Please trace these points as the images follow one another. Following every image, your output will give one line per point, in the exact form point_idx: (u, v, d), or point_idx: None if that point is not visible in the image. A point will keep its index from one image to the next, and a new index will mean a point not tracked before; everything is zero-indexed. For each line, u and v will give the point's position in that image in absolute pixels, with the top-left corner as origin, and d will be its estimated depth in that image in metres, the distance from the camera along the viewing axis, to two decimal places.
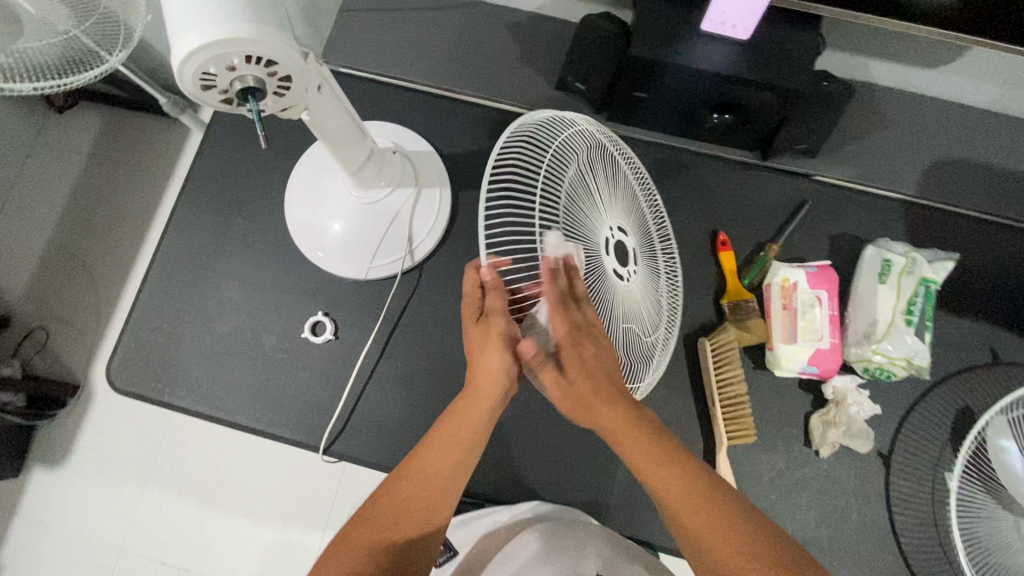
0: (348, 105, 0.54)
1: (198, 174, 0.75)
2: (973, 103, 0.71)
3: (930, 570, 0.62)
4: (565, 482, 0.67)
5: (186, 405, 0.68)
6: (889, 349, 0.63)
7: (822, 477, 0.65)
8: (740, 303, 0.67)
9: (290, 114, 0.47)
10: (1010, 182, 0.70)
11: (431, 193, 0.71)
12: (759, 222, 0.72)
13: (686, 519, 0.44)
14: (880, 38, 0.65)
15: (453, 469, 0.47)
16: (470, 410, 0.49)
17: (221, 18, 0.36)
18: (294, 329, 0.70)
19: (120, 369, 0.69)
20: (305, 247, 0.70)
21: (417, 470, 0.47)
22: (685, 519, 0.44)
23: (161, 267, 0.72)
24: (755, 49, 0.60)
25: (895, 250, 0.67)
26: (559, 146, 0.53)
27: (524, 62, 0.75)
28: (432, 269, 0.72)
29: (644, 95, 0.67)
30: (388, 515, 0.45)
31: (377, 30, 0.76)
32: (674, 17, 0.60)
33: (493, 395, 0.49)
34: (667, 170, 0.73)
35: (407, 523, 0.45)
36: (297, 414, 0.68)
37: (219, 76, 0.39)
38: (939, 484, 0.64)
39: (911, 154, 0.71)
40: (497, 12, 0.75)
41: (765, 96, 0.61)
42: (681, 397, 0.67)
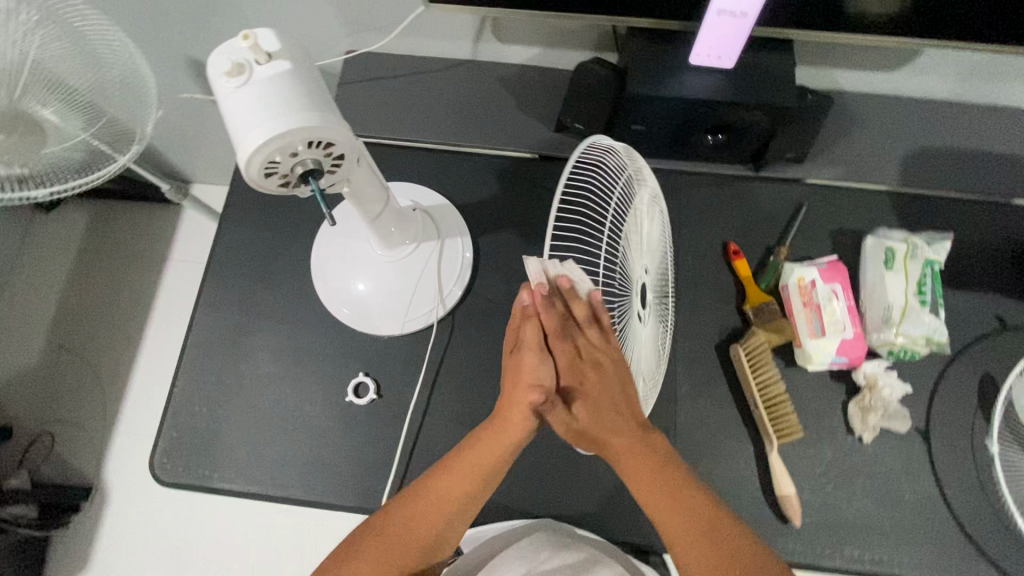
0: (377, 172, 0.57)
1: (220, 253, 0.76)
2: (934, 95, 0.78)
3: (988, 537, 0.64)
4: (626, 505, 0.68)
5: (235, 485, 0.67)
6: (909, 329, 0.67)
7: (870, 461, 0.67)
8: (762, 307, 0.70)
9: (334, 188, 0.50)
10: (982, 161, 0.76)
11: (454, 243, 0.74)
12: (764, 229, 0.76)
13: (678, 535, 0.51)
14: (844, 50, 0.72)
15: (464, 497, 0.55)
16: (494, 442, 0.56)
17: (288, 111, 0.39)
18: (337, 393, 0.71)
19: (166, 459, 0.69)
20: (340, 311, 0.71)
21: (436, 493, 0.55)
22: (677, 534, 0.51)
23: (193, 350, 0.73)
24: (741, 74, 0.65)
25: (894, 237, 0.72)
26: (619, 189, 0.59)
27: (522, 109, 0.79)
28: (464, 315, 0.74)
29: (643, 126, 0.71)
30: (398, 533, 0.53)
31: (378, 97, 0.80)
32: (663, 55, 0.66)
33: (517, 430, 0.56)
34: (670, 192, 0.78)
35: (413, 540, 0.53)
36: (350, 478, 0.68)
37: (283, 162, 0.42)
38: (979, 451, 0.67)
39: (888, 148, 0.77)
40: (490, 66, 0.80)
41: (755, 115, 0.66)
42: (724, 404, 0.69)
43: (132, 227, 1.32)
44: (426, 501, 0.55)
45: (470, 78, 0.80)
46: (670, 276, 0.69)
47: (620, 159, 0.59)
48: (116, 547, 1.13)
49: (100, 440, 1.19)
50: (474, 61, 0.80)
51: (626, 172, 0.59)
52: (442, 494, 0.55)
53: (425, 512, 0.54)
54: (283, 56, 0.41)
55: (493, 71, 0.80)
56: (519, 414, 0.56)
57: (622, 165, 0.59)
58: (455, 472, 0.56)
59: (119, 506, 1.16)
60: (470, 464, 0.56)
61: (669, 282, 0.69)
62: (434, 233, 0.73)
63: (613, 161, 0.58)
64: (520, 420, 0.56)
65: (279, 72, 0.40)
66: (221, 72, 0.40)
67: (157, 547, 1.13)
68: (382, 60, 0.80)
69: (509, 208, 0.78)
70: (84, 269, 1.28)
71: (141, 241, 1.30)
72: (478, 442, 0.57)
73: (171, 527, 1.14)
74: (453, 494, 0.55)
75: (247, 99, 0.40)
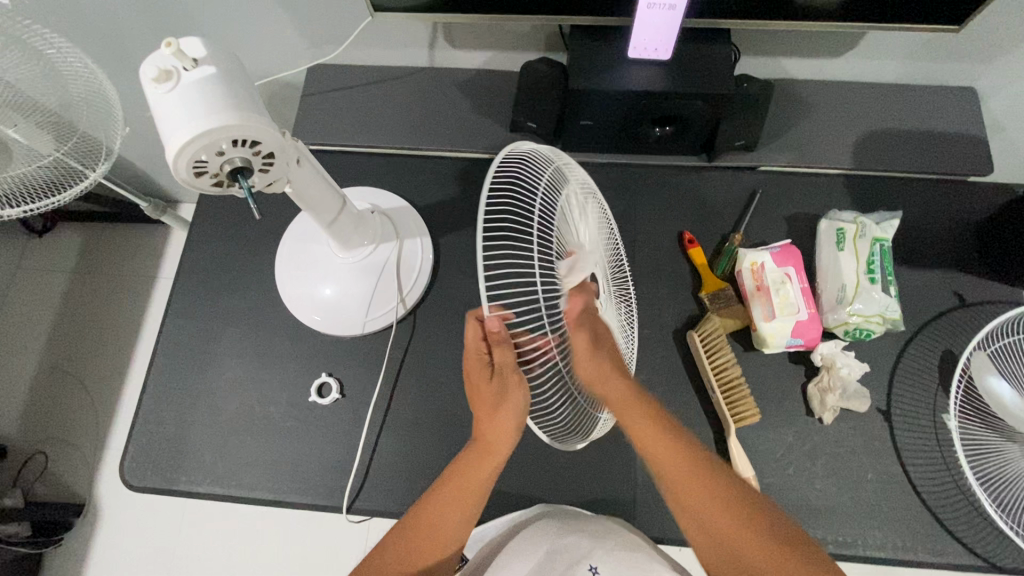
0: (327, 176, 0.59)
1: (189, 264, 0.79)
2: (884, 79, 0.79)
3: (952, 513, 0.64)
4: (590, 496, 0.68)
5: (203, 489, 0.68)
6: (861, 308, 0.67)
7: (832, 442, 0.67)
8: (717, 293, 0.71)
9: (275, 188, 0.52)
10: (935, 141, 0.77)
11: (412, 243, 0.75)
12: (719, 217, 0.77)
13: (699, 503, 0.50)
14: (786, 39, 0.73)
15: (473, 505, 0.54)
16: (491, 456, 0.55)
17: (209, 112, 0.42)
18: (302, 395, 0.72)
19: (135, 465, 0.70)
20: (301, 314, 0.72)
21: (442, 505, 0.53)
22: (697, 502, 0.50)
23: (163, 358, 0.75)
24: (679, 66, 0.67)
25: (844, 219, 0.73)
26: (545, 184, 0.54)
27: (478, 111, 0.81)
28: (424, 314, 0.75)
29: (591, 122, 0.72)
30: (411, 545, 0.52)
31: (338, 107, 0.82)
32: (602, 51, 0.67)
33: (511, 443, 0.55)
34: (625, 186, 0.79)
35: (428, 551, 0.52)
36: (315, 478, 0.68)
37: (210, 161, 0.44)
38: (941, 428, 0.67)
39: (840, 132, 0.78)
40: (445, 72, 0.82)
41: (697, 104, 0.68)
42: (683, 391, 0.70)
43: (114, 247, 1.33)
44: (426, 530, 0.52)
45: (426, 84, 0.82)
46: (626, 265, 0.70)
47: (543, 157, 0.56)
48: (106, 564, 1.14)
49: (90, 458, 1.20)
50: (430, 68, 0.82)
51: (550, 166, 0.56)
52: (438, 525, 0.53)
53: (433, 525, 0.53)
54: (209, 61, 0.44)
55: (449, 77, 0.82)
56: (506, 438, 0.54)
57: (546, 165, 0.57)
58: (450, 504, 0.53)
59: (109, 523, 1.16)
60: (462, 494, 0.54)
61: (621, 274, 0.69)
62: (392, 235, 0.74)
63: (535, 163, 0.56)
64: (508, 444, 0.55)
65: (204, 76, 0.43)
66: (148, 78, 0.42)
67: (147, 562, 1.13)
68: (341, 71, 0.83)
69: (469, 208, 0.80)
70: (73, 290, 1.30)
71: (127, 261, 1.33)
72: (468, 465, 0.55)
73: (162, 539, 1.14)
74: (454, 527, 0.53)
75: (169, 102, 0.42)
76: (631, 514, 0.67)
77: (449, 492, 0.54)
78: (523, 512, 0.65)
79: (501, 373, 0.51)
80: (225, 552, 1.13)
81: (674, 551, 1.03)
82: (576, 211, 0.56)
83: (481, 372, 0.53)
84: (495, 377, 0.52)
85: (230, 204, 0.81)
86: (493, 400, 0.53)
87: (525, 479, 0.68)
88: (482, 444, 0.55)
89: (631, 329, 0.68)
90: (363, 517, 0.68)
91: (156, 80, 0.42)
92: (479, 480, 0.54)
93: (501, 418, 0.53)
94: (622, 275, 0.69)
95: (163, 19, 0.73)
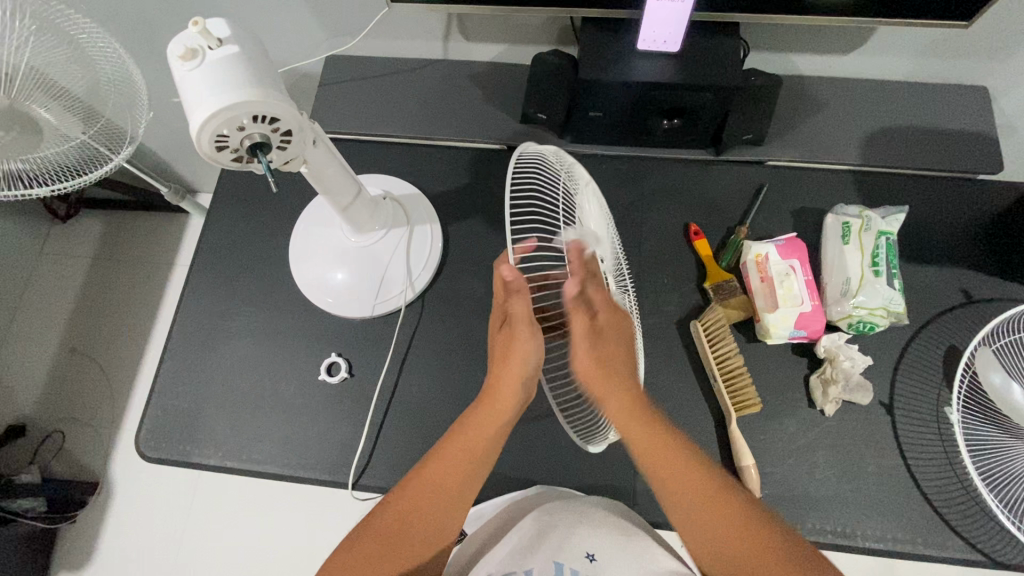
0: (343, 162, 0.61)
1: (207, 245, 0.81)
2: (893, 76, 0.79)
3: (953, 507, 0.64)
4: (590, 479, 0.68)
5: (214, 461, 0.71)
6: (865, 301, 0.68)
7: (833, 433, 0.67)
8: (721, 284, 0.72)
9: (291, 167, 0.54)
10: (946, 139, 0.77)
11: (422, 229, 0.76)
12: (726, 210, 0.78)
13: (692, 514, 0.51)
14: (796, 34, 0.73)
15: (463, 479, 0.54)
16: (488, 423, 0.56)
17: (230, 88, 0.44)
18: (312, 374, 0.74)
19: (150, 437, 0.72)
20: (312, 295, 0.74)
21: (434, 477, 0.54)
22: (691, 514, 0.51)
23: (180, 335, 0.77)
24: (686, 59, 0.68)
25: (850, 213, 0.73)
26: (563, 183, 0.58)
27: (489, 102, 0.83)
28: (432, 298, 0.76)
29: (599, 113, 0.74)
30: (400, 520, 0.52)
31: (354, 97, 0.84)
32: (611, 43, 0.69)
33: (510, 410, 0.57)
34: (633, 178, 0.81)
35: (417, 529, 0.52)
36: (322, 454, 0.70)
37: (231, 136, 0.46)
38: (944, 423, 0.67)
39: (849, 128, 0.78)
40: (460, 64, 0.84)
41: (705, 95, 0.68)
42: (685, 379, 0.70)
43: (134, 233, 1.37)
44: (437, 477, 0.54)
45: (441, 75, 0.84)
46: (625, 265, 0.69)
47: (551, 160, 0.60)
48: (119, 540, 1.17)
49: (106, 437, 1.24)
50: (445, 59, 0.84)
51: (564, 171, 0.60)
52: (447, 473, 0.54)
53: (424, 501, 0.53)
54: (233, 41, 0.46)
55: (462, 68, 0.84)
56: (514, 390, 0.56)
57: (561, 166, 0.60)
58: (459, 453, 0.55)
59: (123, 501, 1.19)
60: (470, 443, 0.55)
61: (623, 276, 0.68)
62: (403, 220, 0.76)
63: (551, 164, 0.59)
64: (515, 397, 0.57)
65: (227, 55, 0.45)
66: (176, 55, 0.44)
67: (158, 540, 1.16)
68: (358, 62, 0.85)
69: (478, 197, 0.82)
70: (94, 274, 1.34)
71: (147, 247, 1.36)
72: (467, 429, 0.56)
73: (173, 518, 1.17)
74: (463, 470, 0.55)
75: (191, 78, 0.45)
76: (631, 498, 0.67)
77: (457, 443, 0.55)
78: (521, 491, 0.67)
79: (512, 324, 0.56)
80: (233, 533, 1.15)
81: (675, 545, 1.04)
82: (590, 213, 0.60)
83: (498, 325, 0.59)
84: (506, 328, 0.57)
85: (247, 188, 0.84)
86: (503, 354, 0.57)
87: (527, 462, 0.69)
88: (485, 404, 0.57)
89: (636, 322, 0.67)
90: (368, 494, 0.69)
91: (183, 57, 0.44)
92: (487, 429, 0.56)
93: (515, 371, 0.55)
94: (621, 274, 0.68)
95: (191, 8, 0.75)
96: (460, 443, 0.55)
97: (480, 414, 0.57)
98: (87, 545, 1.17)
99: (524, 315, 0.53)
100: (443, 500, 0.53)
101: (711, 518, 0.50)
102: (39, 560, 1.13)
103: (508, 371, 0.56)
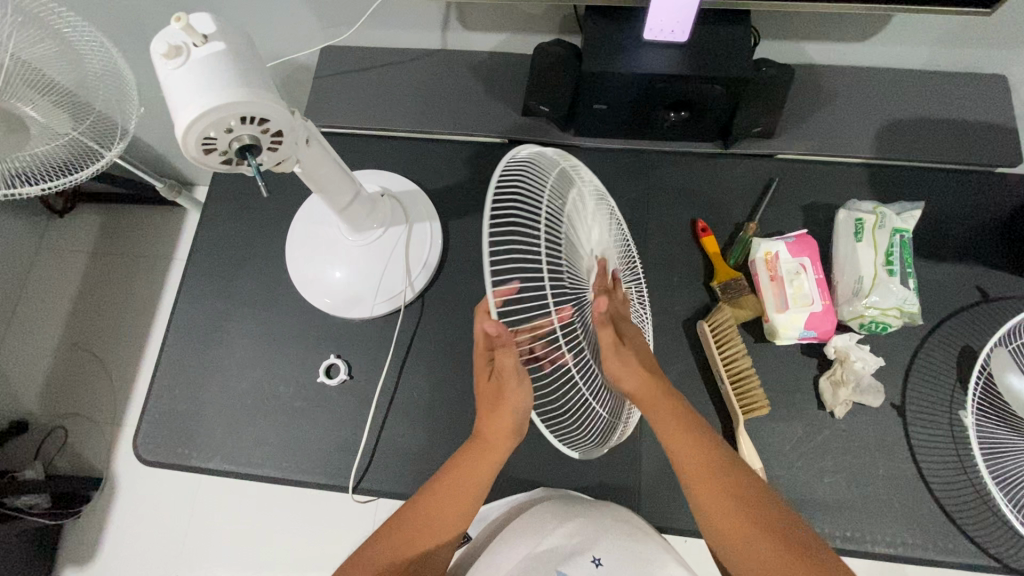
0: (337, 160, 0.59)
1: (203, 243, 0.79)
2: (910, 64, 0.76)
3: (965, 511, 0.63)
4: (594, 483, 0.67)
5: (213, 465, 0.70)
6: (878, 301, 0.66)
7: (842, 436, 0.66)
8: (729, 283, 0.70)
9: (283, 168, 0.52)
10: (963, 130, 0.74)
11: (422, 226, 0.74)
12: (734, 206, 0.76)
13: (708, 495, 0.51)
14: (809, 22, 0.70)
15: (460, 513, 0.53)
16: (481, 462, 0.54)
17: (215, 88, 0.42)
18: (311, 376, 0.72)
19: (149, 440, 0.71)
20: (310, 296, 0.72)
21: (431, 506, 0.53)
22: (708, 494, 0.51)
23: (177, 336, 0.76)
24: (695, 49, 0.65)
25: (863, 209, 0.71)
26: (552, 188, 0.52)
27: (490, 94, 0.80)
28: (433, 297, 0.75)
29: (604, 106, 0.71)
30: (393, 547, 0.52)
31: (351, 89, 0.82)
32: (616, 32, 0.65)
33: (503, 448, 0.55)
34: (638, 172, 0.78)
35: (407, 558, 0.51)
36: (322, 457, 0.69)
37: (219, 138, 0.44)
38: (957, 425, 0.65)
39: (863, 119, 0.75)
40: (458, 55, 0.81)
41: (714, 88, 0.65)
42: (691, 380, 0.69)
43: (132, 228, 1.35)
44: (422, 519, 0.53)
45: (439, 67, 0.81)
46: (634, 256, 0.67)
47: (546, 160, 0.54)
48: (124, 537, 1.17)
49: (109, 433, 1.23)
50: (443, 50, 0.81)
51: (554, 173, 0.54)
52: (441, 506, 0.53)
53: (419, 532, 0.52)
54: (219, 37, 0.44)
55: (462, 59, 0.81)
56: (501, 440, 0.54)
57: (551, 166, 0.54)
58: (443, 501, 0.53)
59: (127, 497, 1.19)
60: (453, 491, 0.53)
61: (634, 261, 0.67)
62: (402, 218, 0.74)
63: (539, 164, 0.53)
64: (504, 444, 0.55)
65: (212, 52, 0.43)
66: (159, 54, 0.42)
67: (162, 536, 1.16)
68: (353, 53, 0.82)
69: (479, 192, 0.80)
70: (92, 269, 1.33)
71: (144, 242, 1.34)
72: (463, 462, 0.54)
73: (177, 514, 1.17)
74: (449, 519, 0.53)
75: (175, 80, 0.42)
76: (636, 502, 0.66)
77: (441, 492, 0.54)
78: (524, 495, 0.66)
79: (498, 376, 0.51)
80: (236, 530, 1.15)
81: (678, 542, 1.03)
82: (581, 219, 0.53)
83: (483, 367, 0.54)
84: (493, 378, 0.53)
85: (244, 186, 0.82)
86: (491, 398, 0.53)
87: (529, 465, 0.68)
88: (478, 443, 0.55)
89: (643, 323, 0.66)
90: (369, 497, 0.69)
91: (166, 56, 0.42)
92: (469, 480, 0.54)
93: (505, 421, 0.53)
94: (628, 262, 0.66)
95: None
96: (445, 489, 0.54)
97: (460, 466, 0.54)
98: (92, 541, 1.17)
99: (513, 367, 0.48)
100: (435, 533, 0.53)
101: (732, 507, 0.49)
102: (44, 556, 1.13)
103: (497, 420, 0.53)
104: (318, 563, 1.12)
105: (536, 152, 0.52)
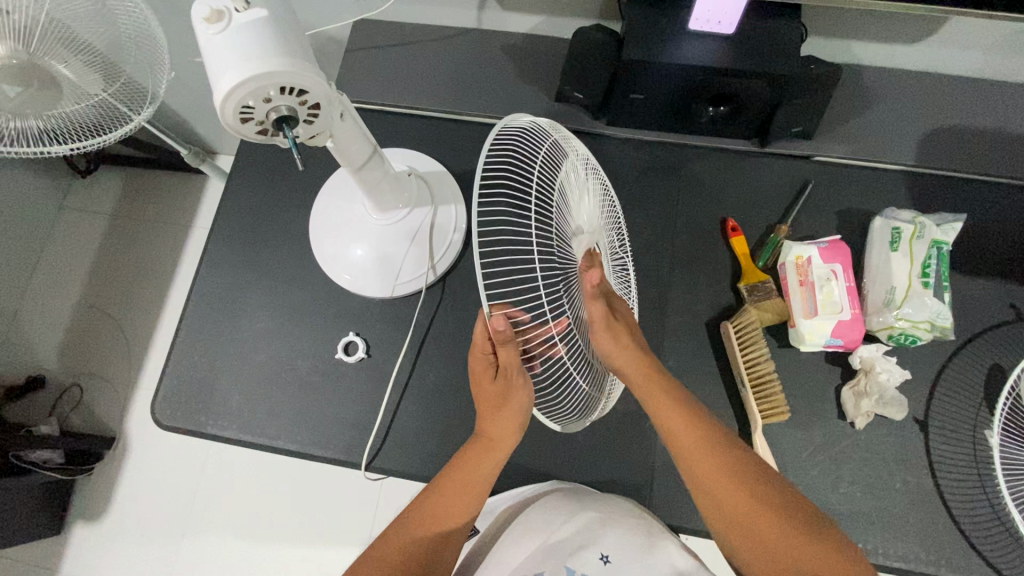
0: (369, 138, 0.57)
1: (226, 212, 0.79)
2: (960, 70, 0.73)
3: (982, 531, 0.62)
4: (605, 477, 0.67)
5: (227, 434, 0.70)
6: (910, 313, 0.64)
7: (861, 448, 0.65)
8: (756, 285, 0.69)
9: (317, 142, 0.52)
10: (1003, 143, 0.72)
11: (446, 210, 0.72)
12: (767, 207, 0.74)
13: (710, 487, 0.50)
14: (861, 20, 0.68)
15: (474, 496, 0.53)
16: (485, 456, 0.54)
17: (251, 56, 0.41)
18: (328, 351, 0.73)
19: (166, 405, 0.72)
20: (331, 272, 0.72)
21: (450, 485, 0.53)
22: (709, 486, 0.50)
23: (197, 303, 0.76)
24: (741, 43, 0.62)
25: (902, 218, 0.69)
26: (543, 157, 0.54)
27: (523, 77, 0.78)
28: (453, 280, 0.74)
29: (641, 96, 0.69)
30: (421, 515, 0.52)
31: (383, 63, 0.80)
32: (658, 19, 0.62)
33: (509, 442, 0.55)
34: (670, 167, 0.76)
35: (432, 531, 0.51)
36: (336, 432, 0.69)
37: (257, 108, 0.44)
38: (979, 444, 0.64)
39: (905, 126, 0.73)
40: (493, 35, 0.80)
41: (758, 84, 0.63)
42: (711, 381, 0.68)
43: (154, 192, 1.35)
44: (426, 522, 0.51)
45: (473, 46, 0.79)
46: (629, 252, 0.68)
47: (541, 130, 0.55)
48: (134, 496, 1.19)
49: (123, 394, 1.25)
50: (478, 29, 0.80)
51: (549, 141, 0.55)
52: (463, 484, 0.53)
53: (443, 510, 0.52)
54: (261, 4, 0.43)
55: (497, 39, 0.79)
56: (505, 436, 0.55)
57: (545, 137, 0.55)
58: (452, 496, 0.52)
59: (139, 457, 1.21)
60: (438, 514, 0.52)
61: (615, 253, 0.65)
62: (427, 200, 0.71)
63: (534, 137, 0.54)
64: (508, 438, 0.55)
65: (254, 19, 0.42)
66: (201, 18, 0.42)
67: (172, 499, 1.19)
68: (386, 27, 0.81)
69: None
70: (113, 231, 1.33)
71: (165, 207, 1.35)
72: (470, 456, 0.55)
73: (186, 477, 1.19)
74: (459, 515, 0.52)
75: (214, 51, 0.42)
76: (646, 497, 0.66)
77: (423, 517, 0.52)
78: (535, 485, 0.65)
79: (505, 375, 0.52)
80: (244, 497, 1.17)
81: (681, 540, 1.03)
82: (576, 186, 0.54)
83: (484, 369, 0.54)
84: (499, 379, 0.53)
85: (270, 158, 0.81)
86: (496, 400, 0.54)
87: (541, 456, 0.67)
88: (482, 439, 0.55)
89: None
90: (380, 476, 0.69)
91: (208, 20, 0.42)
92: (462, 492, 0.52)
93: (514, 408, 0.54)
94: (619, 260, 0.65)
95: None
96: (442, 499, 0.52)
97: (439, 496, 0.52)
98: (101, 499, 1.19)
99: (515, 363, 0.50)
100: (461, 508, 0.52)
101: (749, 502, 0.48)
102: (58, 508, 1.16)
103: (505, 422, 0.54)
104: (323, 536, 1.14)
105: (529, 122, 0.53)
